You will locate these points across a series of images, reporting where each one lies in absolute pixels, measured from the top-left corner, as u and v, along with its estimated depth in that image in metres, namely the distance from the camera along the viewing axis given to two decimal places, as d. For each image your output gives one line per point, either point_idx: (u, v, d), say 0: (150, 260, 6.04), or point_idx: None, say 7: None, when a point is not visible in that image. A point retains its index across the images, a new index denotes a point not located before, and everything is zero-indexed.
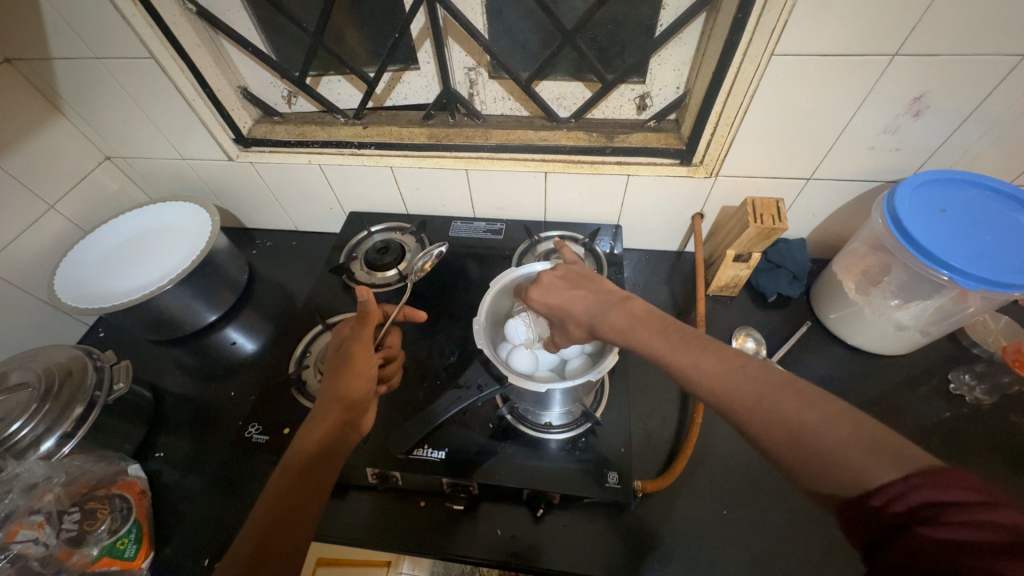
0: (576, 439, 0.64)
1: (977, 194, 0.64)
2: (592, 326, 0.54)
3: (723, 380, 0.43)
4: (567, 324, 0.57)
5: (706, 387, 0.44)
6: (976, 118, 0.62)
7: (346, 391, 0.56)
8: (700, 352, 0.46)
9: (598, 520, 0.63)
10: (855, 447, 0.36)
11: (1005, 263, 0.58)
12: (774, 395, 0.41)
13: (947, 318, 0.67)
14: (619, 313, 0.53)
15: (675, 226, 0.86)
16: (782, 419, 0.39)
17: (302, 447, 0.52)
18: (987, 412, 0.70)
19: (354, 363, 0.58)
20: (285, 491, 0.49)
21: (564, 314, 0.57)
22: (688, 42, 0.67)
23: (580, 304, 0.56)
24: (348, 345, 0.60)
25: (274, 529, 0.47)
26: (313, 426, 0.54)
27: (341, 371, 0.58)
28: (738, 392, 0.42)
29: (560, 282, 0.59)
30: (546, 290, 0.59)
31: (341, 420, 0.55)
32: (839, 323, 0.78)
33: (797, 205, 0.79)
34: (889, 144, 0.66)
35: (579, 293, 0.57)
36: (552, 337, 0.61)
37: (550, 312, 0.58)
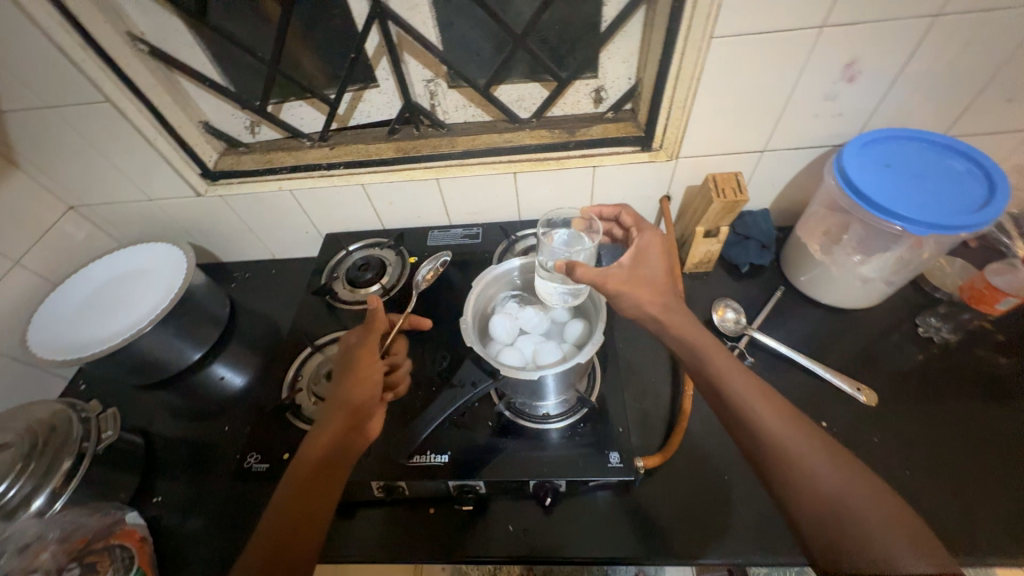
0: (574, 426, 0.66)
1: (916, 147, 0.69)
2: (650, 308, 0.58)
3: (784, 441, 0.49)
4: (643, 286, 0.59)
5: (767, 442, 0.49)
6: (905, 77, 0.67)
7: (349, 398, 0.57)
8: (769, 404, 0.51)
9: (606, 504, 0.64)
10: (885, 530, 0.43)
11: (951, 207, 0.62)
12: (827, 470, 0.47)
13: (905, 265, 0.71)
14: (679, 312, 0.59)
15: (646, 211, 0.89)
16: (827, 491, 0.46)
17: (307, 457, 0.53)
18: (955, 349, 0.75)
19: (357, 370, 0.59)
20: (291, 503, 0.50)
21: (650, 274, 0.60)
22: (633, 34, 0.70)
23: (661, 279, 0.60)
24: (353, 348, 0.61)
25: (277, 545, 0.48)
26: (317, 433, 0.55)
27: (346, 377, 0.59)
28: (796, 458, 0.48)
29: (657, 243, 0.63)
30: (638, 250, 0.62)
31: (345, 428, 0.55)
32: (809, 284, 0.82)
33: (755, 177, 0.82)
34: (832, 110, 0.71)
35: (662, 262, 0.61)
36: (605, 274, 0.58)
37: (631, 272, 0.60)
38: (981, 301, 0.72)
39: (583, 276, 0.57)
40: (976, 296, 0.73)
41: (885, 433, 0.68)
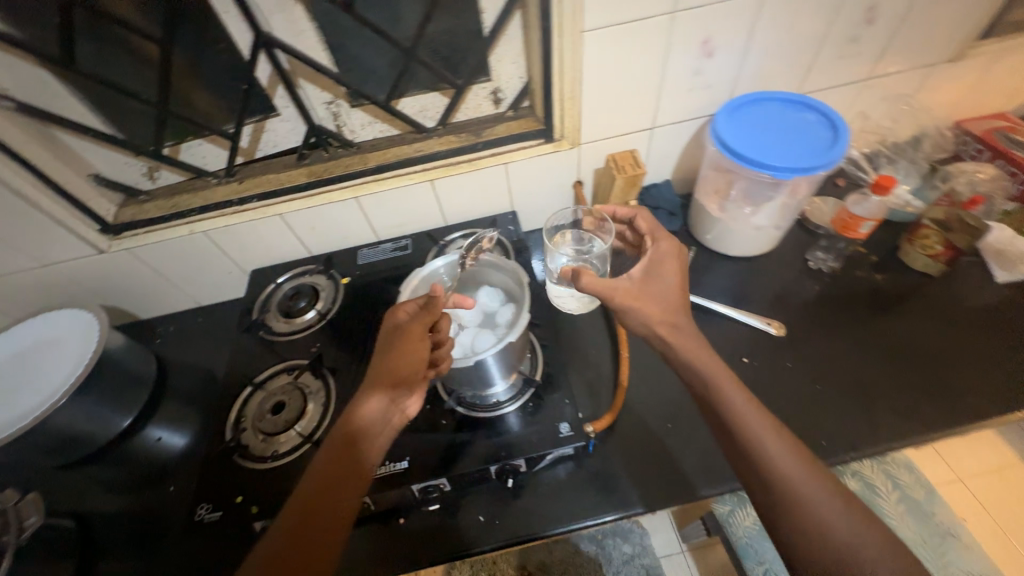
0: (525, 405, 0.69)
1: (775, 106, 0.79)
2: (658, 325, 0.61)
3: (797, 486, 0.49)
4: (653, 299, 0.63)
5: (783, 484, 0.49)
6: (753, 48, 0.76)
7: (394, 375, 0.57)
8: (781, 444, 0.51)
9: (568, 475, 0.68)
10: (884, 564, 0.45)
11: (809, 152, 0.72)
12: (839, 513, 0.48)
13: (783, 209, 0.82)
14: (688, 335, 0.61)
15: (563, 198, 0.94)
16: (834, 533, 0.47)
17: (342, 432, 0.54)
18: (840, 275, 0.85)
19: (407, 347, 0.58)
20: (320, 482, 0.51)
21: (664, 290, 0.64)
22: (515, 36, 0.74)
23: (674, 295, 0.64)
24: (402, 323, 0.60)
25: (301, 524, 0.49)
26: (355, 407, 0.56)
27: (394, 350, 0.58)
28: (807, 499, 0.48)
29: (669, 256, 0.67)
30: (650, 266, 0.67)
31: (387, 403, 0.56)
32: (714, 240, 0.90)
33: (652, 152, 0.90)
34: (701, 84, 0.79)
35: (674, 276, 0.66)
36: (613, 286, 0.63)
37: (644, 287, 0.64)
38: (847, 228, 0.82)
39: (588, 283, 0.63)
40: (844, 224, 0.83)
41: (796, 359, 0.77)
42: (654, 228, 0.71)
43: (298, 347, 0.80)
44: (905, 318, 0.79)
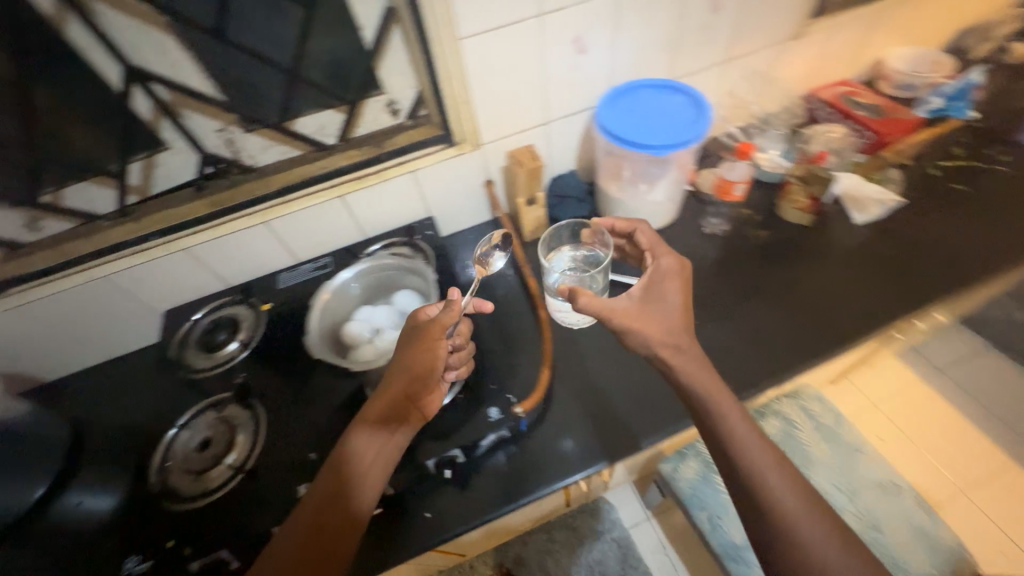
0: (456, 398, 0.70)
1: (648, 91, 0.87)
2: (661, 347, 0.64)
3: (785, 511, 0.56)
4: (653, 319, 0.65)
5: (761, 496, 0.57)
6: (621, 41, 0.84)
7: (407, 377, 0.61)
8: (780, 476, 0.58)
9: (506, 460, 0.71)
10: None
11: (681, 129, 0.80)
12: (814, 530, 0.55)
13: (666, 183, 0.92)
14: (688, 357, 0.65)
15: (477, 198, 0.98)
16: (817, 553, 0.54)
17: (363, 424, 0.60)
18: (732, 236, 0.95)
19: (419, 351, 0.62)
20: (343, 469, 0.58)
21: (667, 308, 0.67)
22: (399, 50, 0.76)
23: (675, 316, 0.66)
24: (421, 324, 0.63)
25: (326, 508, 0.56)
26: (377, 402, 0.61)
27: (410, 351, 0.62)
28: (785, 514, 0.56)
29: (668, 274, 0.70)
30: (651, 285, 0.69)
31: (400, 402, 0.61)
32: (620, 219, 0.97)
33: (553, 145, 0.96)
34: (582, 77, 0.86)
35: (677, 294, 0.68)
36: (613, 306, 0.65)
37: (646, 306, 0.67)
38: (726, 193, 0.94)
39: (586, 303, 0.65)
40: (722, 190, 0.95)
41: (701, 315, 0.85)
42: (655, 243, 0.74)
43: (219, 384, 0.76)
44: (786, 266, 0.89)
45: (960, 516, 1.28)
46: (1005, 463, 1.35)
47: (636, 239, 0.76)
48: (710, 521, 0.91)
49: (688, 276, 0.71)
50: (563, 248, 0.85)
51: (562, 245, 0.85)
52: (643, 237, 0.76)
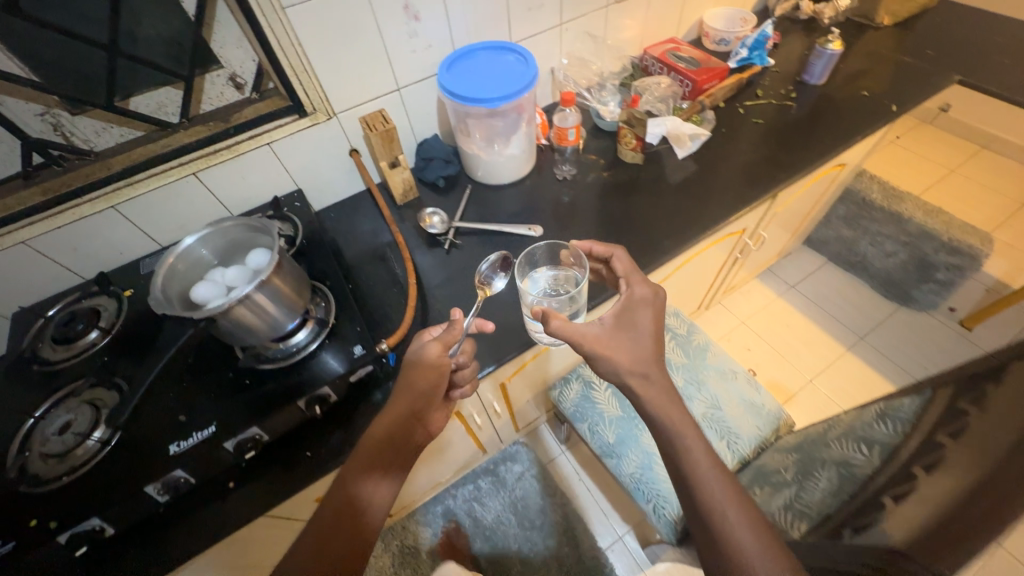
0: (323, 343, 0.75)
1: (485, 53, 0.95)
2: (630, 375, 0.66)
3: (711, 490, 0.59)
4: (629, 347, 0.67)
5: (695, 490, 0.60)
6: (453, 9, 0.91)
7: (409, 402, 0.68)
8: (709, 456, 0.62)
9: (383, 397, 0.76)
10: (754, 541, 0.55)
11: (513, 82, 0.89)
12: (751, 540, 0.55)
13: (519, 136, 1.01)
14: (656, 389, 0.66)
15: (345, 168, 1.01)
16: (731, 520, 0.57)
17: (374, 438, 0.67)
18: (581, 181, 1.07)
19: (420, 377, 0.68)
20: (358, 479, 0.64)
21: (636, 336, 0.68)
22: (228, 22, 0.78)
23: (646, 345, 0.68)
24: (428, 345, 0.70)
25: (347, 514, 0.62)
26: (387, 417, 0.67)
27: (409, 376, 0.69)
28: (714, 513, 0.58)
29: (642, 302, 0.71)
30: (626, 312, 0.70)
31: (401, 426, 0.68)
32: (484, 175, 1.06)
33: (411, 112, 1.02)
34: (422, 44, 0.92)
35: (652, 320, 0.70)
36: (581, 332, 0.66)
37: (617, 334, 0.68)
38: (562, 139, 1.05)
39: (556, 327, 0.66)
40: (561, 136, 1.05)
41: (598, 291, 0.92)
42: (630, 270, 0.76)
43: (78, 373, 0.74)
44: (625, 201, 1.03)
45: (808, 402, 1.54)
46: (841, 354, 1.64)
47: (613, 265, 0.78)
48: (590, 430, 1.04)
49: (660, 307, 0.72)
50: (541, 271, 0.85)
51: (538, 266, 0.86)
52: (620, 264, 0.77)
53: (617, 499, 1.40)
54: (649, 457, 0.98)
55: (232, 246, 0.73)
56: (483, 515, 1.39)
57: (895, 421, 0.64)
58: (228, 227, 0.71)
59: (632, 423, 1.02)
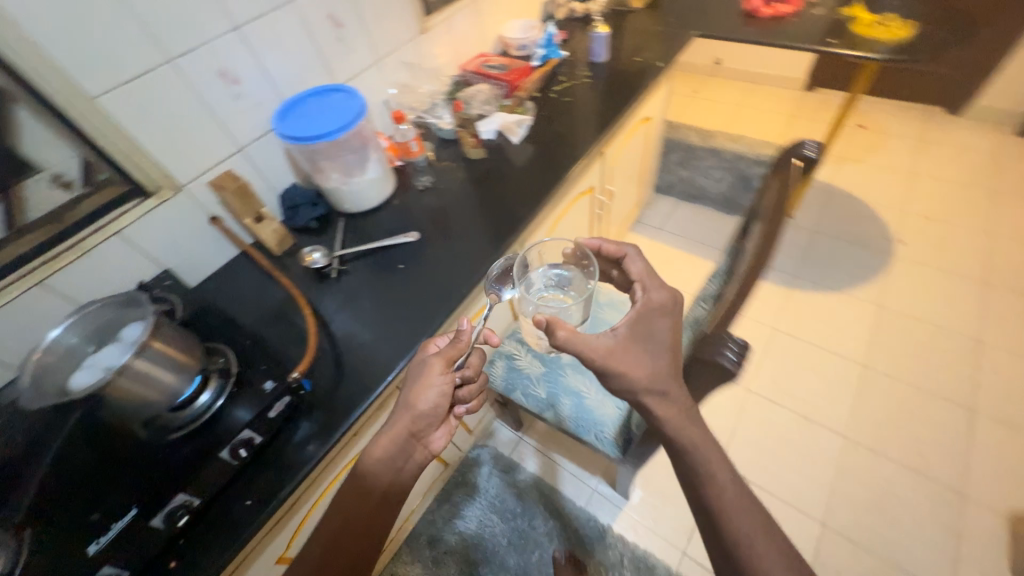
0: (230, 394, 0.77)
1: (313, 97, 1.03)
2: (646, 394, 0.66)
3: (711, 480, 0.61)
4: (652, 356, 0.68)
5: (720, 523, 0.59)
6: (270, 67, 1.00)
7: (404, 422, 0.76)
8: (710, 451, 0.63)
9: (308, 424, 0.79)
10: (751, 524, 0.58)
11: (346, 113, 0.99)
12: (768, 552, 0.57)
13: (369, 161, 1.11)
14: (675, 405, 0.65)
15: (210, 238, 1.02)
16: (728, 506, 0.60)
17: (374, 459, 0.74)
18: (442, 185, 1.20)
19: (415, 393, 0.76)
20: (360, 494, 0.73)
21: (652, 344, 0.69)
22: (35, 125, 0.77)
23: (664, 358, 0.68)
24: (429, 359, 0.78)
25: (352, 526, 0.72)
26: (383, 440, 0.75)
27: (405, 395, 0.78)
28: (739, 545, 0.57)
29: (654, 309, 0.73)
30: (645, 320, 0.72)
31: (400, 447, 0.76)
32: (351, 205, 1.13)
33: (261, 168, 1.06)
34: (250, 103, 0.99)
35: (666, 325, 0.72)
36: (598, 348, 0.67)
37: (632, 346, 0.68)
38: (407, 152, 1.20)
39: (562, 334, 0.67)
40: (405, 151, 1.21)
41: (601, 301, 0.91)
42: (644, 275, 0.80)
43: None
44: (483, 191, 1.18)
45: None
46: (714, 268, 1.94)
47: (627, 265, 0.82)
48: (524, 394, 1.13)
49: (675, 316, 0.74)
50: (551, 271, 0.95)
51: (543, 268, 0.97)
52: (634, 266, 0.82)
53: (583, 458, 1.49)
54: (579, 396, 1.09)
55: (103, 330, 0.73)
56: (466, 526, 1.39)
57: (716, 274, 0.82)
58: (92, 311, 0.71)
59: (555, 373, 1.14)
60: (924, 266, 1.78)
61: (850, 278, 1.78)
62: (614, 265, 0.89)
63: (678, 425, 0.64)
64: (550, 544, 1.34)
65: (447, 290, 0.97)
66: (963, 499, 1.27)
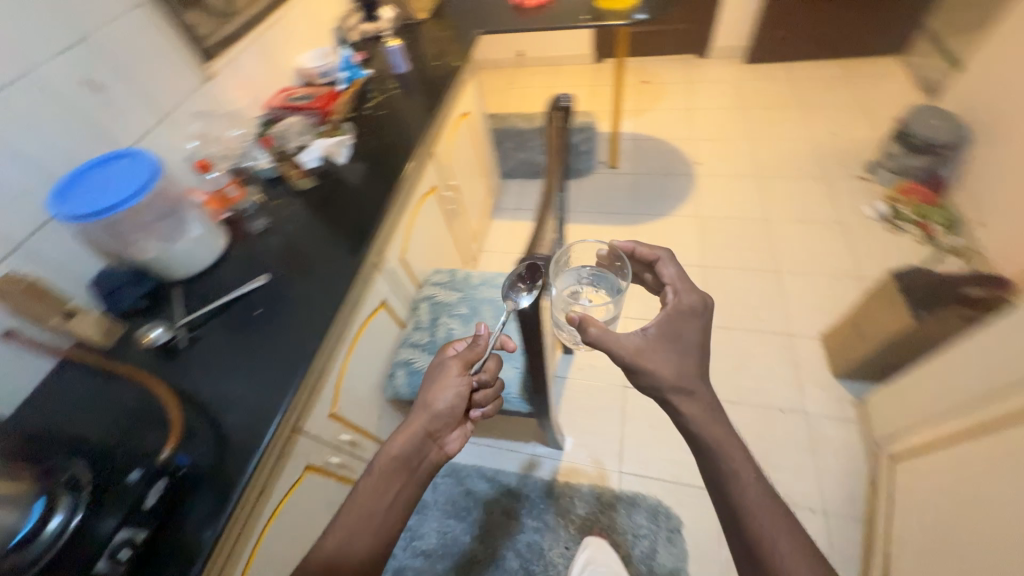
0: (82, 502, 0.68)
1: (91, 169, 0.93)
2: (672, 391, 0.69)
3: (733, 474, 0.64)
4: (677, 352, 0.71)
5: (742, 515, 0.62)
6: (25, 150, 0.88)
7: (423, 419, 0.80)
8: (732, 447, 0.66)
9: (198, 502, 0.73)
10: (766, 515, 0.62)
11: (140, 175, 0.92)
12: (785, 545, 0.59)
13: (187, 220, 1.04)
14: (699, 404, 0.69)
15: (8, 357, 0.87)
16: (748, 500, 0.63)
17: (390, 457, 0.77)
18: (281, 224, 1.17)
19: (435, 385, 0.82)
20: (372, 494, 0.73)
21: (682, 345, 0.72)
22: None
23: (691, 359, 0.71)
24: (450, 358, 0.85)
25: (371, 524, 0.71)
26: (399, 439, 0.78)
27: (423, 392, 0.83)
28: (764, 541, 0.60)
29: (686, 315, 0.75)
30: (677, 325, 0.74)
31: (415, 446, 0.79)
32: (182, 270, 1.04)
33: (52, 262, 0.93)
34: (11, 194, 0.86)
35: (696, 328, 0.74)
36: (628, 346, 0.70)
37: (662, 347, 0.71)
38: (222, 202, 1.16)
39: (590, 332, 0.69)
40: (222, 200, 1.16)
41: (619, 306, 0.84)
42: (678, 281, 0.79)
43: None
44: (326, 216, 1.18)
45: None
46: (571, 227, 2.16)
47: (660, 269, 0.82)
48: None
49: (705, 322, 0.75)
50: (584, 270, 0.87)
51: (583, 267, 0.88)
52: (666, 271, 0.82)
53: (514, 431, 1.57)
54: None
55: None
56: (427, 544, 1.37)
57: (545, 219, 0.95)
58: None
59: None
60: (717, 176, 2.21)
61: (671, 202, 2.15)
62: (648, 268, 0.87)
63: (705, 422, 0.68)
64: (511, 521, 1.38)
65: (314, 319, 0.96)
66: (791, 336, 1.63)
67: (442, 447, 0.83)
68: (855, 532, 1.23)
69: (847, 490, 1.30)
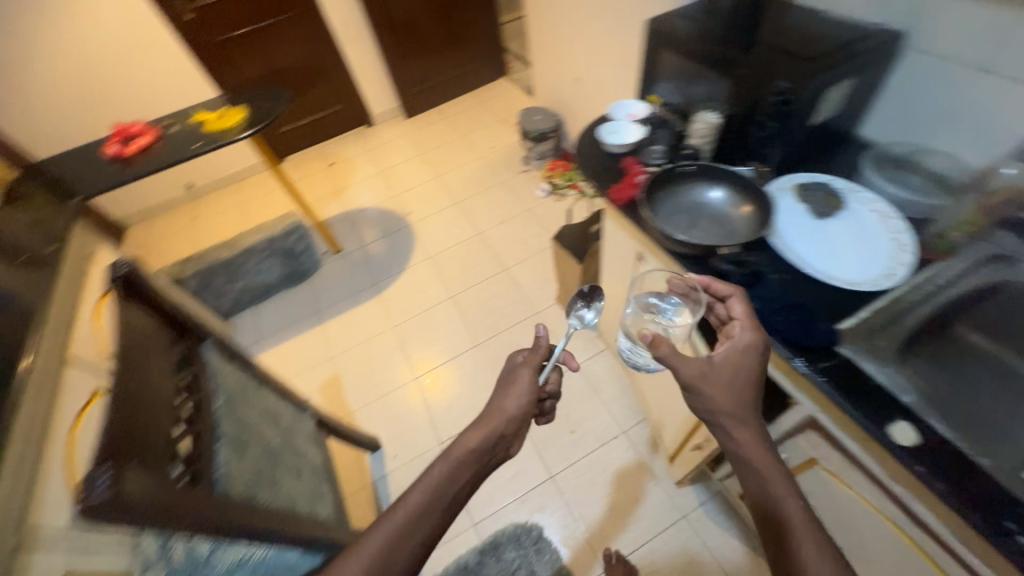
0: None
1: None
2: (727, 417, 0.60)
3: (779, 487, 0.55)
4: (733, 380, 0.62)
5: (785, 538, 0.52)
6: None
7: (506, 413, 0.76)
8: (772, 456, 0.58)
9: None
10: (809, 539, 0.51)
11: None
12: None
13: None
14: (752, 434, 0.59)
15: None
16: (796, 525, 0.52)
17: (467, 451, 0.71)
18: None
19: (514, 382, 0.80)
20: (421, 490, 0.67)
21: (744, 375, 0.62)
22: None
23: (749, 390, 0.61)
24: (513, 361, 0.83)
25: (436, 508, 0.66)
26: (475, 431, 0.73)
27: (501, 390, 0.79)
28: None
29: (755, 352, 0.64)
30: (740, 350, 0.65)
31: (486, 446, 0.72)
32: None
33: None
34: None
35: (755, 361, 0.64)
36: (690, 366, 0.62)
37: (728, 378, 0.62)
38: None
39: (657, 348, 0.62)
40: None
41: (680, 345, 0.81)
42: (747, 319, 0.68)
43: None
44: None
45: (347, 363, 1.89)
46: (323, 326, 2.05)
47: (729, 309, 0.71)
48: None
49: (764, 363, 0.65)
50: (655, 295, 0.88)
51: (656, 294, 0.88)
52: (735, 308, 0.70)
53: None
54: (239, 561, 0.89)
55: None
56: None
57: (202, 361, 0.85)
58: None
59: None
60: (428, 217, 2.44)
61: (403, 257, 2.27)
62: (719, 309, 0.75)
63: (754, 452, 0.58)
64: None
65: None
66: (537, 314, 1.90)
67: (508, 451, 0.78)
68: (643, 431, 1.51)
69: (624, 405, 1.58)
